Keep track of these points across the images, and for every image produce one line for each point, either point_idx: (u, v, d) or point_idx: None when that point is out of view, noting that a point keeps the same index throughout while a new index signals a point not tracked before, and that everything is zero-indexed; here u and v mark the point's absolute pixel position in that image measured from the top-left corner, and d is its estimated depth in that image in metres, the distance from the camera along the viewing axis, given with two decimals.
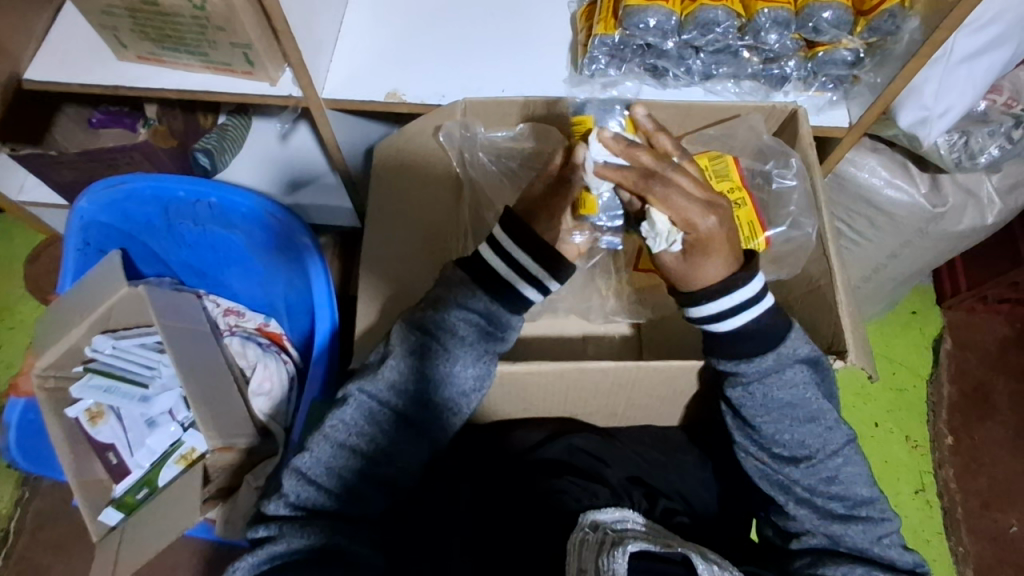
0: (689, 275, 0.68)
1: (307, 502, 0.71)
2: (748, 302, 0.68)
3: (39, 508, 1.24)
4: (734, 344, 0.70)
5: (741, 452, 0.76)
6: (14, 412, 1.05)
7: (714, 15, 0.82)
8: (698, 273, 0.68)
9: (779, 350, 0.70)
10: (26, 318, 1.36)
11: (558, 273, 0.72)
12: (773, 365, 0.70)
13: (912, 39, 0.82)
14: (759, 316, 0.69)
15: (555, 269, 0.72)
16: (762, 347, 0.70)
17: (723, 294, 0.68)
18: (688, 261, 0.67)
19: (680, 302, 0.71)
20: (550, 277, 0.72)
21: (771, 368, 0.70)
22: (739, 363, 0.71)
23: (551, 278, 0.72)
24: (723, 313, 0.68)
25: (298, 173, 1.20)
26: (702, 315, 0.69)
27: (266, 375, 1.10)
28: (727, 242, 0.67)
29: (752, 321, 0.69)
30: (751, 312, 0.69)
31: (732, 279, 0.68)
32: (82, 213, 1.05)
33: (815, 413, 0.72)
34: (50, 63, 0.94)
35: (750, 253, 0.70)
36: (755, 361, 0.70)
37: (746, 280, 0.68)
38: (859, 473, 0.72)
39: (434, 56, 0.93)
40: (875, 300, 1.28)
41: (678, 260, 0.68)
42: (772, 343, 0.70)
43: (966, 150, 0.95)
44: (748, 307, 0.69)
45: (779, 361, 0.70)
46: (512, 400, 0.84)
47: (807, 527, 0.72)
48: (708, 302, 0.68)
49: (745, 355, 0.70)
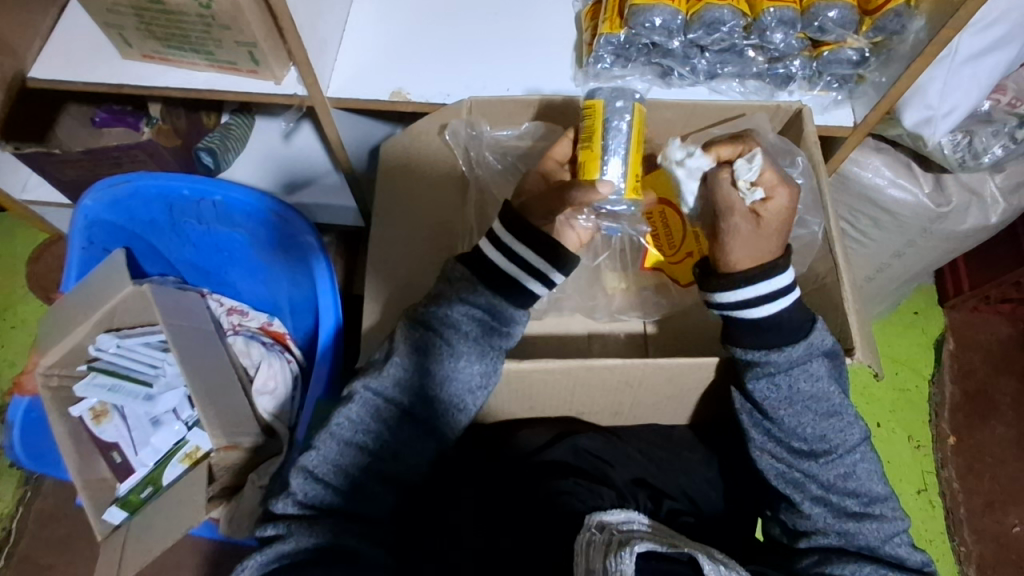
0: (749, 243, 0.69)
1: (315, 500, 0.71)
2: (783, 291, 0.69)
3: (42, 508, 1.24)
4: (749, 336, 0.71)
5: (755, 449, 0.76)
6: (17, 410, 1.04)
7: (719, 15, 0.83)
8: (765, 240, 0.69)
9: (809, 340, 0.70)
10: (28, 317, 1.36)
11: (559, 266, 0.73)
12: (801, 356, 0.70)
13: (917, 39, 0.83)
14: (785, 308, 0.70)
15: (558, 261, 0.73)
16: (792, 337, 0.70)
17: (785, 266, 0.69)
18: (759, 225, 0.69)
19: (728, 275, 0.70)
20: (553, 269, 0.73)
21: (799, 359, 0.70)
22: (769, 352, 0.70)
23: (555, 269, 0.73)
24: (775, 291, 0.69)
25: (300, 173, 1.20)
26: (758, 293, 0.69)
27: (269, 374, 1.10)
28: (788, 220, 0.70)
29: (780, 312, 0.70)
30: (781, 302, 0.69)
31: (772, 265, 0.69)
32: (86, 212, 1.05)
33: (837, 407, 0.72)
34: (54, 62, 0.94)
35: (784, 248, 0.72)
36: (785, 351, 0.70)
37: (782, 269, 0.69)
38: (874, 470, 0.73)
39: (438, 55, 0.93)
40: (878, 300, 1.28)
41: (751, 221, 0.69)
42: (799, 334, 0.70)
43: (970, 150, 0.96)
44: (779, 298, 0.69)
45: (808, 351, 0.70)
46: (516, 400, 0.84)
47: (819, 525, 0.72)
48: (748, 284, 0.69)
49: (773, 345, 0.70)
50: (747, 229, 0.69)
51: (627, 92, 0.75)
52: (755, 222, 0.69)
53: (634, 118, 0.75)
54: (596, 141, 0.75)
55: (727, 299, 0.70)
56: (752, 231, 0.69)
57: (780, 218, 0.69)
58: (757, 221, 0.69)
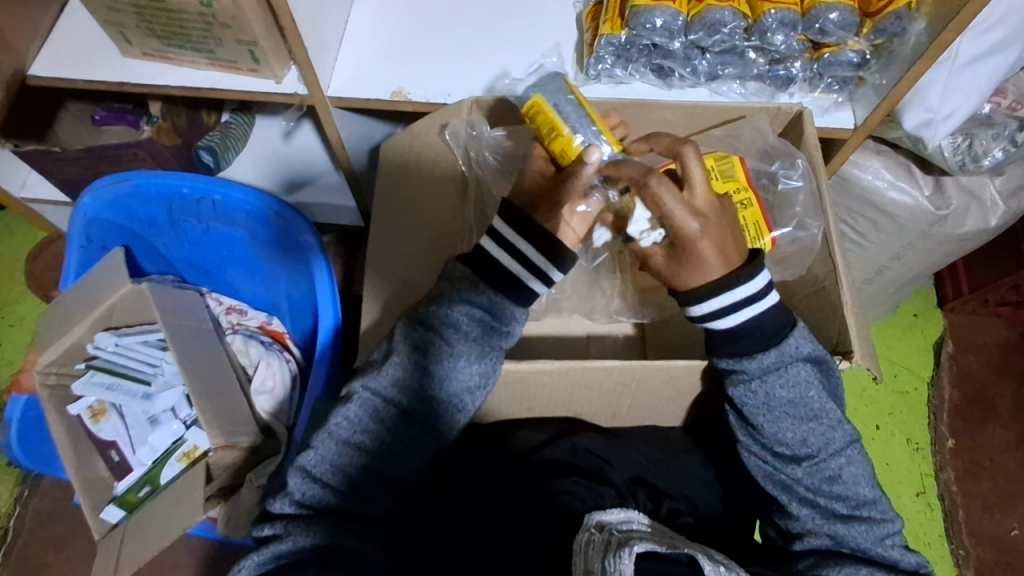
0: (674, 280, 0.72)
1: (313, 500, 0.71)
2: (739, 304, 0.69)
3: (39, 506, 1.24)
4: (744, 340, 0.70)
5: (743, 450, 0.76)
6: (15, 408, 1.05)
7: (720, 16, 0.83)
8: (689, 275, 0.70)
9: (781, 348, 0.70)
10: (27, 315, 1.36)
11: (557, 261, 0.73)
12: (775, 363, 0.70)
13: (918, 41, 0.83)
14: (756, 314, 0.70)
15: (557, 259, 0.72)
16: (766, 344, 0.70)
17: (725, 289, 0.69)
18: (675, 269, 0.70)
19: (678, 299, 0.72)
20: (553, 266, 0.73)
21: (771, 366, 0.71)
22: (740, 360, 0.71)
23: (553, 267, 0.73)
24: (727, 306, 0.69)
25: (300, 172, 1.20)
26: (706, 310, 0.70)
27: (268, 373, 1.10)
28: (704, 256, 0.68)
29: (756, 317, 0.70)
30: (744, 313, 0.69)
31: (735, 275, 0.69)
32: (85, 209, 1.05)
33: (818, 411, 0.71)
34: (55, 60, 0.94)
35: (754, 253, 0.72)
36: (758, 359, 0.70)
37: (747, 277, 0.69)
38: (861, 473, 0.72)
39: (440, 55, 0.93)
40: (878, 302, 1.28)
41: (665, 266, 0.71)
42: (782, 335, 0.71)
43: (970, 152, 0.96)
44: (748, 305, 0.69)
45: (781, 358, 0.70)
46: (514, 400, 0.84)
47: (809, 527, 0.72)
48: (711, 298, 0.69)
49: (745, 353, 0.71)
50: (664, 269, 0.72)
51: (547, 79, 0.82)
52: (668, 264, 0.71)
53: (573, 93, 0.79)
54: (559, 128, 0.78)
55: (696, 312, 0.70)
56: (668, 272, 0.71)
57: (687, 258, 0.69)
58: (669, 262, 0.71)
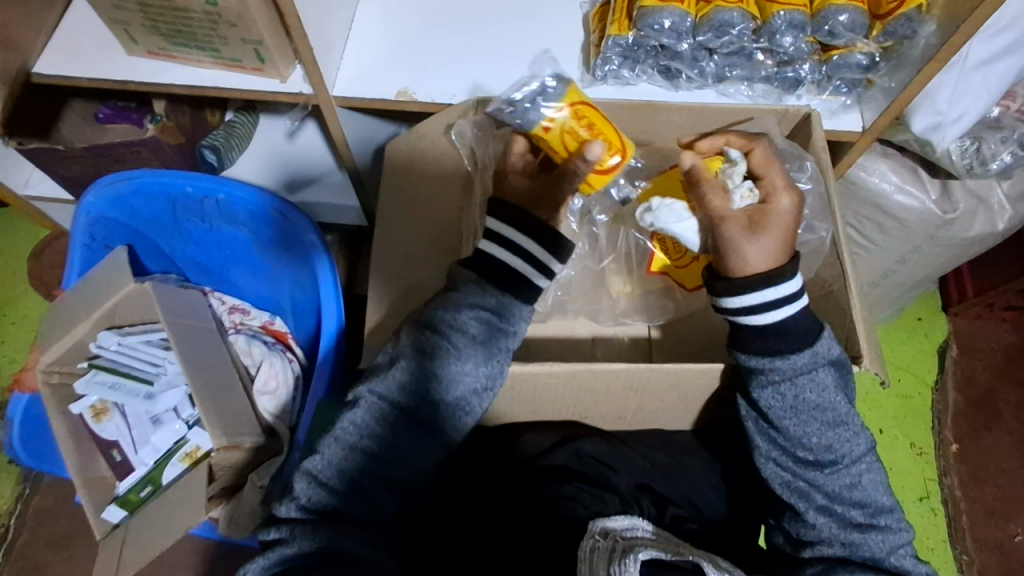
0: (745, 255, 0.69)
1: (318, 505, 0.70)
2: (783, 300, 0.69)
3: (41, 504, 1.23)
4: (759, 339, 0.70)
5: (760, 456, 0.76)
6: (17, 406, 1.05)
7: (729, 17, 0.82)
8: (762, 247, 0.69)
9: (814, 349, 0.69)
10: (30, 313, 1.35)
11: (558, 253, 0.73)
12: (807, 364, 0.69)
13: (928, 43, 0.82)
14: (787, 316, 0.69)
15: (554, 248, 0.73)
16: (798, 344, 0.69)
17: (768, 285, 0.69)
18: (756, 236, 0.69)
19: (724, 290, 0.70)
20: (553, 257, 0.73)
21: (805, 367, 0.69)
22: (773, 360, 0.69)
23: (553, 258, 0.73)
24: (767, 302, 0.69)
25: (304, 170, 1.19)
26: (744, 304, 0.69)
27: (271, 374, 1.09)
28: (787, 226, 0.71)
29: (787, 317, 0.69)
30: (785, 309, 0.69)
31: (781, 269, 0.69)
32: (88, 208, 1.05)
33: (843, 417, 0.71)
34: (60, 57, 0.93)
35: (794, 254, 0.71)
36: (792, 358, 0.69)
37: (790, 273, 0.69)
38: (879, 480, 0.72)
39: (446, 55, 0.93)
40: (883, 305, 1.28)
41: (744, 235, 0.70)
42: (811, 337, 0.70)
43: (978, 156, 0.95)
44: (780, 305, 0.69)
45: (814, 359, 0.69)
46: (521, 402, 0.84)
47: (824, 536, 0.71)
48: (751, 291, 0.69)
49: (779, 352, 0.69)
50: (739, 233, 0.70)
51: (557, 82, 0.78)
52: (746, 228, 0.70)
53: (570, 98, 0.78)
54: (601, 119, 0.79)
55: (733, 303, 0.70)
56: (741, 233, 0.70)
57: (774, 221, 0.70)
58: (751, 228, 0.70)
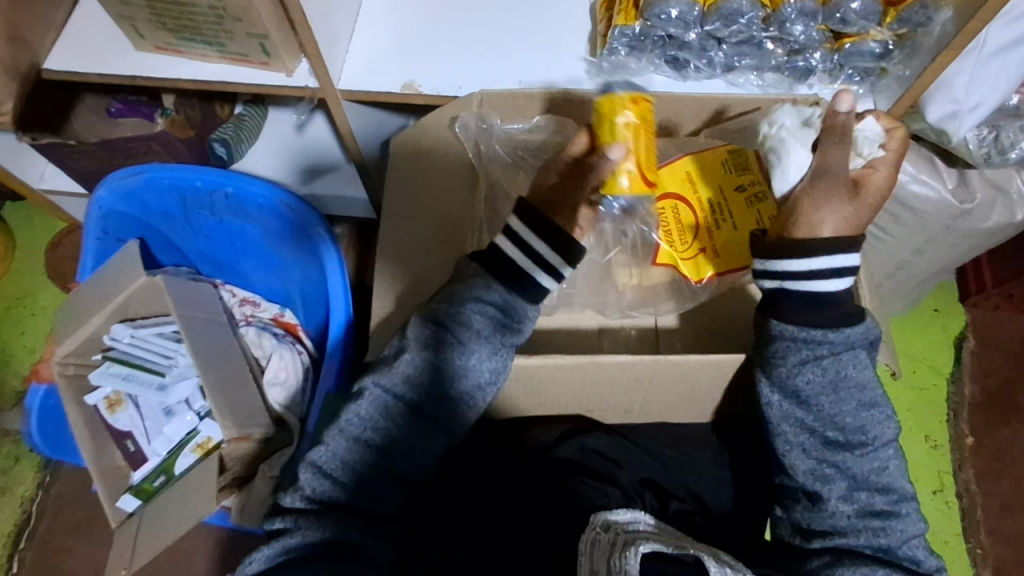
0: (836, 214, 0.67)
1: (322, 495, 0.71)
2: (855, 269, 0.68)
3: (60, 492, 1.25)
4: (796, 316, 0.69)
5: (783, 442, 0.73)
6: (35, 397, 1.06)
7: (737, 6, 0.80)
8: (845, 217, 0.67)
9: (866, 324, 0.69)
10: (48, 305, 1.38)
11: (570, 257, 0.72)
12: (860, 337, 0.69)
13: (943, 31, 0.80)
14: (837, 288, 0.69)
15: (568, 254, 0.72)
16: (849, 319, 0.69)
17: (843, 249, 0.67)
18: (850, 203, 0.67)
19: (793, 244, 0.68)
20: (565, 263, 0.72)
21: (856, 340, 0.69)
22: (826, 331, 0.68)
23: (565, 265, 0.72)
24: (834, 268, 0.68)
25: (313, 162, 1.20)
26: (806, 266, 0.68)
27: (280, 365, 1.10)
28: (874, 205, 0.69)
29: (839, 289, 0.69)
30: (846, 280, 0.68)
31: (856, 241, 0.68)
32: (100, 202, 1.06)
33: (876, 399, 0.71)
34: (70, 53, 0.94)
35: None
36: (845, 331, 0.69)
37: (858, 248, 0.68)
38: (902, 467, 0.73)
39: (453, 46, 0.92)
40: (898, 297, 1.26)
41: (845, 198, 0.67)
42: (855, 318, 0.69)
43: (996, 145, 0.99)
44: (849, 273, 0.68)
45: (865, 334, 0.70)
46: (527, 398, 0.83)
47: (842, 523, 0.71)
48: (821, 254, 0.67)
49: (824, 326, 0.69)
50: (842, 194, 0.67)
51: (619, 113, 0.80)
52: (848, 193, 0.67)
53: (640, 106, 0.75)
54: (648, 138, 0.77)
55: (797, 266, 0.68)
56: (808, 188, 0.68)
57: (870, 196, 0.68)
58: (848, 192, 0.67)
